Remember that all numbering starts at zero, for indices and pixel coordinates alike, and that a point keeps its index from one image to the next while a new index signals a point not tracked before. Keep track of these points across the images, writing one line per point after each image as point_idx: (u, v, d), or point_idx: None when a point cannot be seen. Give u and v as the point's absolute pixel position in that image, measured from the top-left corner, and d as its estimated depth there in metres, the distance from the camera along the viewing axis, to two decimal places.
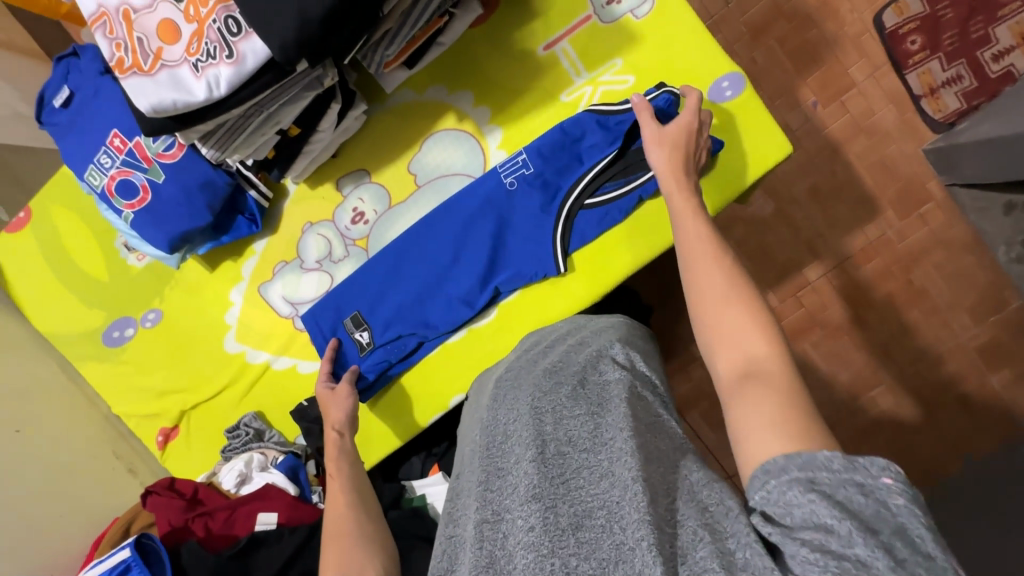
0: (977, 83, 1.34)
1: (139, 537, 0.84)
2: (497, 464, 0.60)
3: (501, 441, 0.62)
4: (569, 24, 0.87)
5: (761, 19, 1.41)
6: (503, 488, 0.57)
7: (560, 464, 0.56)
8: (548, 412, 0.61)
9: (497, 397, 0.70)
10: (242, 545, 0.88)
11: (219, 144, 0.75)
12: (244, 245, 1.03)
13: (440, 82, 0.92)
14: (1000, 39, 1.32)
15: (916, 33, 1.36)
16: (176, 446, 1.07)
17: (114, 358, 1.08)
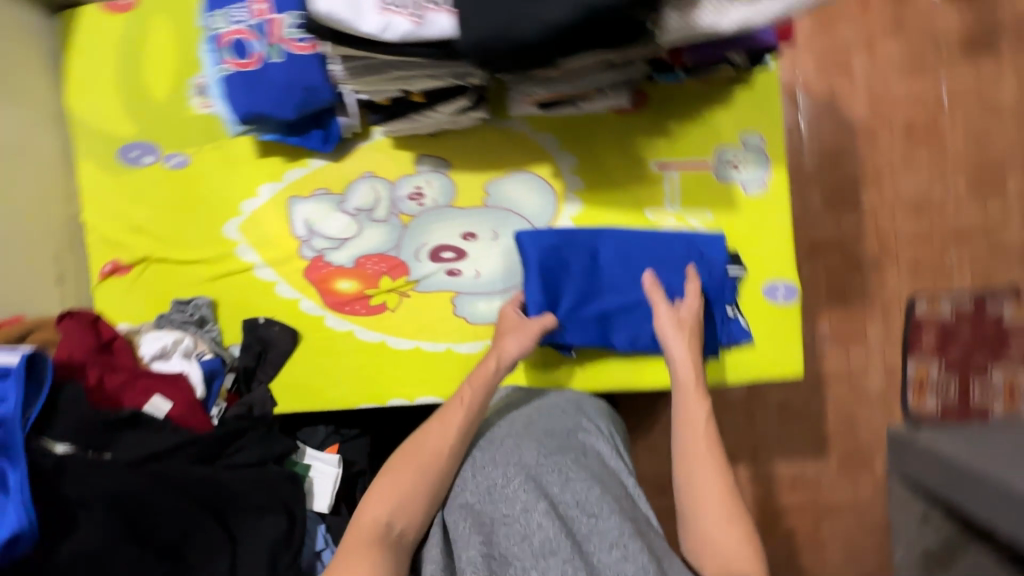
0: (959, 402, 1.40)
1: (35, 352, 0.78)
2: (508, 512, 0.69)
3: (506, 486, 0.71)
4: (688, 159, 0.92)
5: (824, 241, 1.50)
6: (516, 532, 0.66)
7: (567, 522, 0.68)
8: (552, 473, 0.73)
9: (495, 446, 0.77)
10: (122, 417, 0.85)
11: (351, 70, 0.76)
12: (301, 154, 1.02)
13: (557, 134, 0.96)
14: (994, 377, 1.40)
15: (934, 330, 1.42)
16: (118, 283, 1.04)
17: (115, 174, 1.05)
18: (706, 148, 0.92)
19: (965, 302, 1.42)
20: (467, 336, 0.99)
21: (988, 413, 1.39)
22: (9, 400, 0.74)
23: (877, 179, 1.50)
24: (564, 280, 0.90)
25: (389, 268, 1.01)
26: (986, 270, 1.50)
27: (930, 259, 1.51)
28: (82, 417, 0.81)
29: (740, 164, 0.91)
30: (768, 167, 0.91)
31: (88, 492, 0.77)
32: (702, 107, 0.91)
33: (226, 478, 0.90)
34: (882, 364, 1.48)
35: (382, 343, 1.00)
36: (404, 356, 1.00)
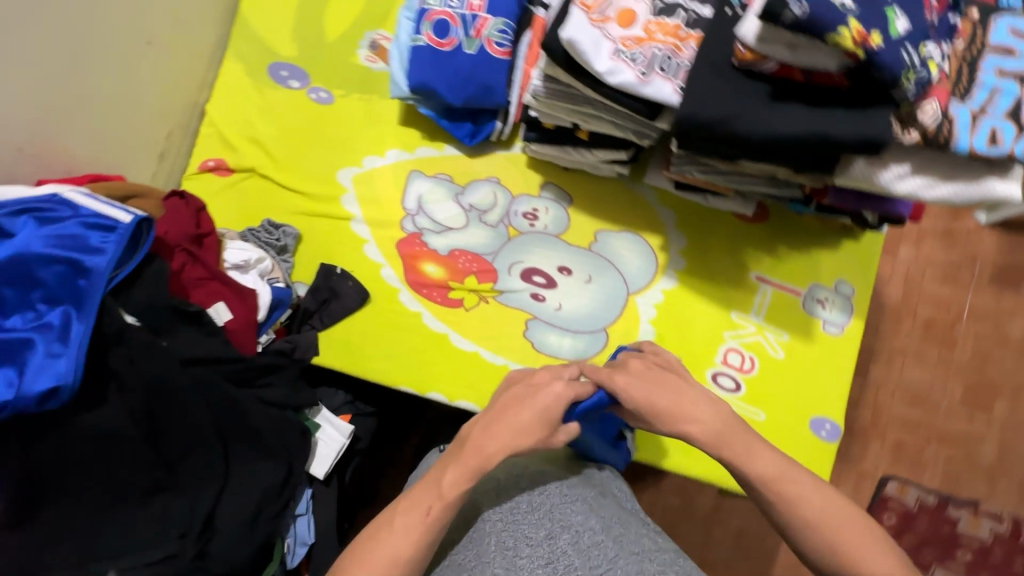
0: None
1: (146, 218, 0.76)
2: (533, 537, 0.68)
3: (530, 510, 0.72)
4: (784, 282, 0.99)
5: None
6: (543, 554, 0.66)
7: (593, 551, 0.66)
8: (575, 504, 0.73)
9: (515, 475, 0.77)
10: (188, 312, 0.83)
11: (550, 90, 0.81)
12: (438, 137, 1.05)
13: (678, 214, 1.02)
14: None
15: (896, 512, 1.47)
16: (213, 181, 1.03)
17: (259, 83, 1.06)
18: (802, 278, 0.99)
19: (931, 496, 1.48)
20: (528, 360, 1.00)
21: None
22: (98, 254, 0.71)
23: (887, 360, 1.55)
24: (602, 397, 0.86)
25: (479, 270, 1.03)
26: (953, 475, 1.50)
27: None
28: (155, 298, 0.78)
29: (827, 304, 0.98)
30: (850, 316, 0.98)
31: (130, 371, 0.75)
32: (812, 243, 1.00)
33: (252, 408, 0.89)
34: None
35: (445, 336, 1.01)
36: (461, 356, 1.01)
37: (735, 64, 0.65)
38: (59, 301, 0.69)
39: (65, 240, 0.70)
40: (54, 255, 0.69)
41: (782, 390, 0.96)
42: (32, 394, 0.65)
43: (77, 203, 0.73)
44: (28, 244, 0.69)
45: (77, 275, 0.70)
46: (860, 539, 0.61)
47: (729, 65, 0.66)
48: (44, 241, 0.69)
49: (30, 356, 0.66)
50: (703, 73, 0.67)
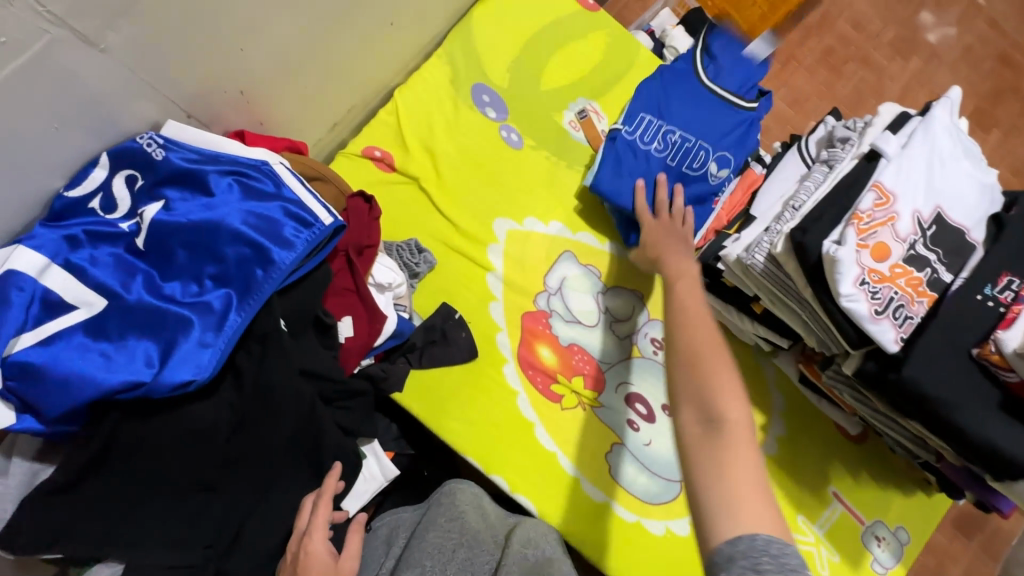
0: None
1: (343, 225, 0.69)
2: None
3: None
4: (854, 506, 1.01)
5: None
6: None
7: None
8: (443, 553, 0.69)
9: (438, 548, 0.68)
10: (324, 321, 0.75)
11: (764, 269, 0.81)
12: (603, 231, 1.04)
13: (786, 402, 1.03)
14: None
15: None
16: (372, 171, 0.95)
17: (458, 97, 1.00)
18: (871, 509, 1.01)
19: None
20: (603, 483, 0.96)
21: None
22: (284, 247, 0.63)
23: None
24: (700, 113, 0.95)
25: (589, 374, 0.99)
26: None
27: None
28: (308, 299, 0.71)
29: (882, 541, 1.01)
30: (897, 561, 1.00)
31: (253, 370, 0.68)
32: (890, 481, 1.03)
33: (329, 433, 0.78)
34: None
35: (531, 425, 0.96)
36: (539, 453, 0.95)
37: (976, 354, 0.69)
38: (226, 283, 0.61)
39: (258, 221, 0.62)
40: (242, 232, 0.61)
41: None
42: (167, 384, 0.56)
43: (280, 181, 0.65)
44: (220, 212, 0.61)
45: (254, 261, 0.61)
46: (744, 469, 0.54)
47: (968, 350, 0.70)
48: (237, 214, 0.61)
49: (179, 336, 0.58)
50: (941, 345, 0.70)
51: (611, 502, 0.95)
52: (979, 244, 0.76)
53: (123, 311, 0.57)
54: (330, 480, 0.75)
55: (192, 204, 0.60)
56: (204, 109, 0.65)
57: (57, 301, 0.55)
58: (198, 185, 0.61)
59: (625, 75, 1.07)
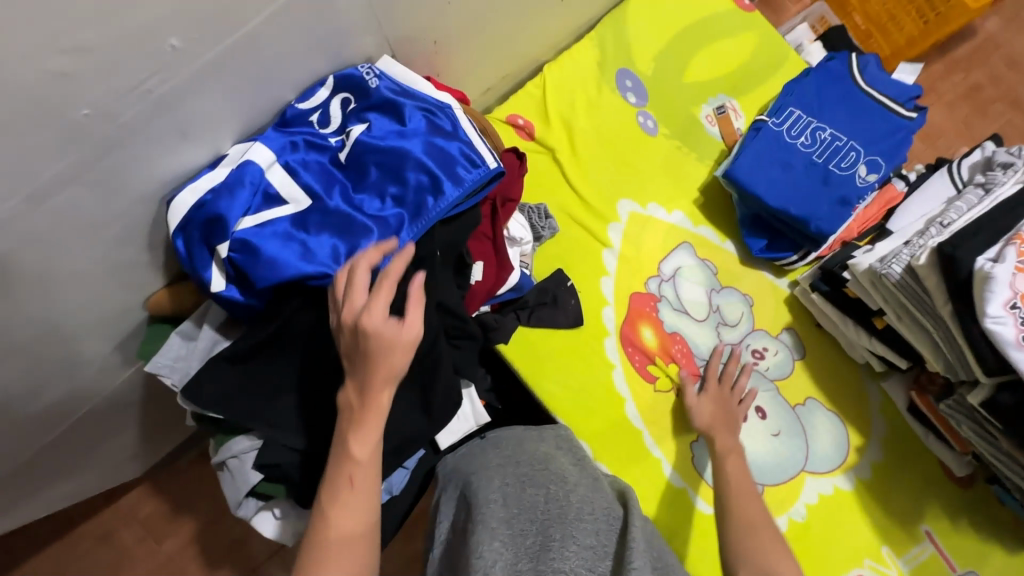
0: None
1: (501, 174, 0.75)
2: (575, 547, 0.66)
3: (574, 517, 0.70)
4: (950, 553, 0.95)
5: None
6: (581, 562, 0.65)
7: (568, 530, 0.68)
8: (576, 489, 0.76)
9: (571, 481, 0.77)
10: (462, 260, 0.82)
11: (900, 281, 0.80)
12: (724, 227, 1.05)
13: (889, 431, 1.00)
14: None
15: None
16: (513, 136, 1.02)
17: (602, 79, 1.05)
18: (972, 561, 0.94)
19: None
20: (683, 469, 0.98)
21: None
22: (454, 182, 0.70)
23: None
24: (860, 125, 0.94)
25: (686, 364, 1.00)
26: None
27: None
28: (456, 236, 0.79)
29: None
30: None
31: None
32: (992, 532, 0.96)
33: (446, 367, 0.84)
34: None
35: (622, 399, 0.99)
36: (626, 428, 0.98)
37: None
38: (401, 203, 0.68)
39: (436, 155, 0.70)
40: (424, 163, 0.69)
41: None
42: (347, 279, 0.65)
43: (459, 123, 0.73)
44: (410, 142, 0.69)
45: (428, 190, 0.69)
46: None
47: None
48: (422, 146, 0.69)
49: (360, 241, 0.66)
50: None
51: (688, 489, 0.97)
52: None
53: (321, 211, 0.66)
54: (397, 263, 0.62)
55: (387, 131, 0.69)
56: (403, 51, 0.75)
57: (274, 194, 0.65)
58: (396, 117, 0.70)
59: (769, 79, 1.08)
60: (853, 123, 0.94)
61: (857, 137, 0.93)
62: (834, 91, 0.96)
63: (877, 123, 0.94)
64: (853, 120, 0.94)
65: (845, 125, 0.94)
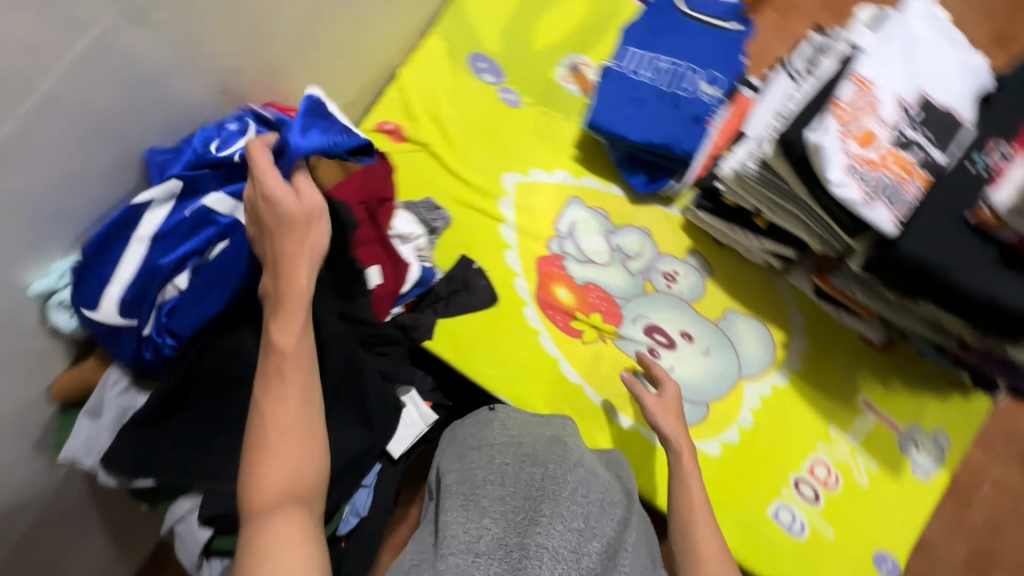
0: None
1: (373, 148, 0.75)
2: (565, 525, 0.69)
3: (566, 496, 0.73)
4: (888, 414, 1.02)
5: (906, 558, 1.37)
6: (567, 538, 0.67)
7: (555, 508, 0.71)
8: (572, 473, 0.77)
9: (569, 462, 0.79)
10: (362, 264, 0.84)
11: (758, 176, 0.84)
12: (607, 173, 1.09)
13: (807, 319, 1.05)
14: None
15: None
16: (385, 142, 1.05)
17: (457, 68, 1.09)
18: (906, 416, 1.02)
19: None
20: (630, 410, 1.00)
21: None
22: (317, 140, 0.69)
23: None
24: (694, 47, 1.00)
25: (607, 310, 1.04)
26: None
27: None
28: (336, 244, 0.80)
29: (920, 446, 1.02)
30: (938, 466, 1.01)
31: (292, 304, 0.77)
32: (924, 387, 1.04)
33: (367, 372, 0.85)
34: None
35: (555, 360, 1.01)
36: (565, 386, 1.00)
37: (970, 221, 0.70)
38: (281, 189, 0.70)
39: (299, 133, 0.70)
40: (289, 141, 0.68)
41: (857, 518, 0.98)
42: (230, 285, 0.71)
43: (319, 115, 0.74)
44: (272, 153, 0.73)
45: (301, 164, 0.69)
46: None
47: (962, 218, 0.71)
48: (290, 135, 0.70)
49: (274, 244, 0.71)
50: (939, 220, 0.71)
51: (639, 426, 0.99)
52: (967, 121, 0.78)
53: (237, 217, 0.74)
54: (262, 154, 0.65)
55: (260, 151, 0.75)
56: (236, 85, 0.77)
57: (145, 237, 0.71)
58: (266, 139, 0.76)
59: (612, 27, 1.14)
60: (689, 47, 1.00)
61: (695, 59, 0.99)
62: (665, 23, 1.02)
63: (710, 41, 1.00)
64: (688, 44, 1.00)
65: (682, 51, 1.00)
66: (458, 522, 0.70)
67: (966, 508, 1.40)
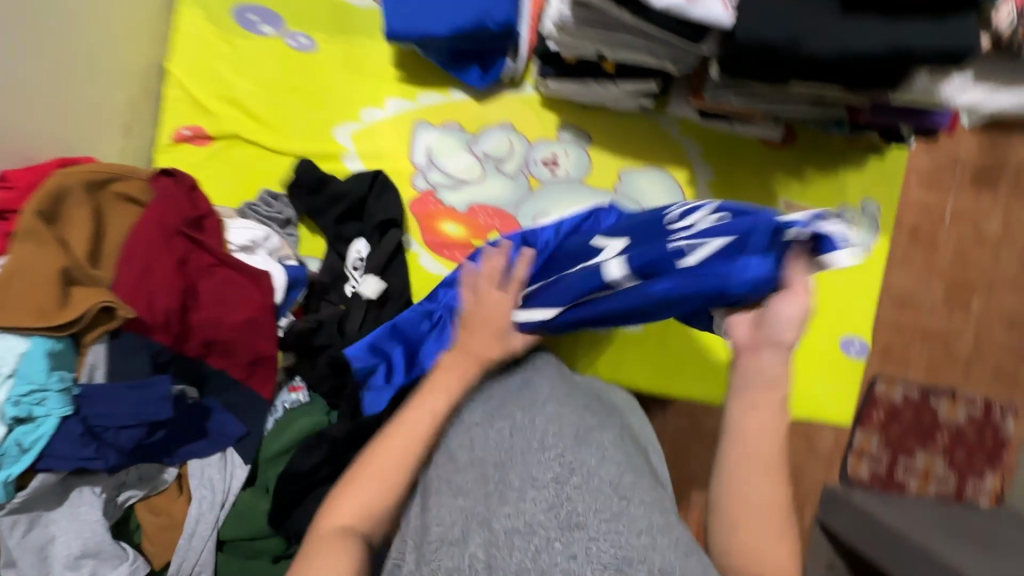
0: (886, 474, 1.35)
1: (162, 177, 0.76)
2: (538, 477, 0.61)
3: (538, 449, 0.64)
4: (814, 206, 0.98)
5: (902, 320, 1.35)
6: (539, 500, 0.59)
7: (526, 463, 0.62)
8: (541, 418, 0.68)
9: (545, 409, 0.69)
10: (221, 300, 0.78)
11: (579, 19, 0.73)
12: (441, 81, 0.96)
13: (703, 146, 0.98)
14: (985, 482, 1.37)
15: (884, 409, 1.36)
16: (191, 152, 0.91)
17: (227, 34, 0.92)
18: (832, 201, 0.98)
19: (915, 389, 1.36)
20: None
21: (906, 488, 1.36)
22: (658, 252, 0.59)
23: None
24: None
25: (502, 225, 0.96)
26: (935, 370, 1.37)
27: (1008, 366, 1.39)
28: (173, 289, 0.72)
29: (853, 224, 0.99)
30: (877, 234, 0.99)
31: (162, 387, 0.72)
32: (839, 164, 0.99)
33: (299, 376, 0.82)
34: (911, 437, 1.36)
35: None
36: None
37: None
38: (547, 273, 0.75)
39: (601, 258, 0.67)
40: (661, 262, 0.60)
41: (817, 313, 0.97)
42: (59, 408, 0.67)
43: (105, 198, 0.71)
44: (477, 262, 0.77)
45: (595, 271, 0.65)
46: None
47: None
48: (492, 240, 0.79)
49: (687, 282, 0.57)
50: None
51: None
52: None
53: (583, 275, 0.66)
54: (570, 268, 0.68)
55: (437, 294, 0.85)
56: None
57: None
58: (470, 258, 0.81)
59: None
60: None
61: None
62: None
63: None
64: None
65: None
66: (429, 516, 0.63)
67: (938, 250, 1.37)
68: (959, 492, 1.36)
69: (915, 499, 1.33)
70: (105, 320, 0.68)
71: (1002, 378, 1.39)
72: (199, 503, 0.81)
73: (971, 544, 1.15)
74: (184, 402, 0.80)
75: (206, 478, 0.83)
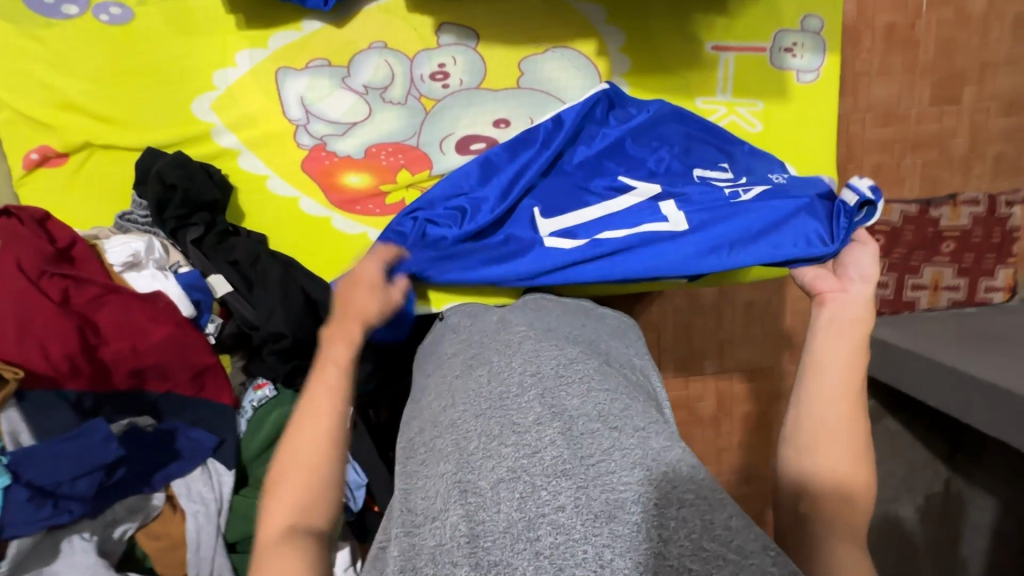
0: (895, 299, 1.29)
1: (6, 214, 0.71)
2: (517, 424, 0.53)
3: (516, 393, 0.56)
4: (745, 42, 0.85)
5: (884, 138, 1.24)
6: (521, 446, 0.50)
7: (504, 411, 0.54)
8: (518, 358, 0.59)
9: (523, 348, 0.61)
10: (128, 326, 0.73)
11: None
12: (288, 15, 0.82)
13: (604, 6, 0.84)
14: (999, 278, 1.27)
15: (883, 234, 1.27)
16: (51, 177, 0.83)
17: (29, 29, 0.79)
18: (764, 30, 0.85)
19: (912, 206, 1.25)
20: None
21: (916, 307, 1.29)
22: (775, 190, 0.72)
23: (852, 87, 1.20)
24: None
25: (408, 161, 0.86)
26: (932, 180, 1.26)
27: (1013, 155, 1.26)
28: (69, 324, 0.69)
29: (797, 50, 0.86)
30: (825, 53, 0.86)
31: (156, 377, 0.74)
32: None
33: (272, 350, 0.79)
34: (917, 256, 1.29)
35: None
36: None
37: None
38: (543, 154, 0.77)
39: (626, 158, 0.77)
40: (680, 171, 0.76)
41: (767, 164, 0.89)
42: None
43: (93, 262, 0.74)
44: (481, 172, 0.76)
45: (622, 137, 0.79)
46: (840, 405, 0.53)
47: None
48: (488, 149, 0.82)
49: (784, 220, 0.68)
50: None
51: None
52: None
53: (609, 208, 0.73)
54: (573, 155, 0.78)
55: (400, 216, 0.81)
56: None
57: None
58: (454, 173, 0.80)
59: None
60: None
61: None
62: None
63: None
64: None
65: None
66: (410, 488, 0.55)
67: (917, 46, 1.20)
68: (971, 295, 1.28)
69: (925, 316, 1.29)
70: (3, 387, 0.65)
71: (1009, 168, 1.27)
72: (194, 519, 0.77)
73: (984, 349, 1.12)
74: (142, 431, 0.76)
75: (194, 493, 0.78)
